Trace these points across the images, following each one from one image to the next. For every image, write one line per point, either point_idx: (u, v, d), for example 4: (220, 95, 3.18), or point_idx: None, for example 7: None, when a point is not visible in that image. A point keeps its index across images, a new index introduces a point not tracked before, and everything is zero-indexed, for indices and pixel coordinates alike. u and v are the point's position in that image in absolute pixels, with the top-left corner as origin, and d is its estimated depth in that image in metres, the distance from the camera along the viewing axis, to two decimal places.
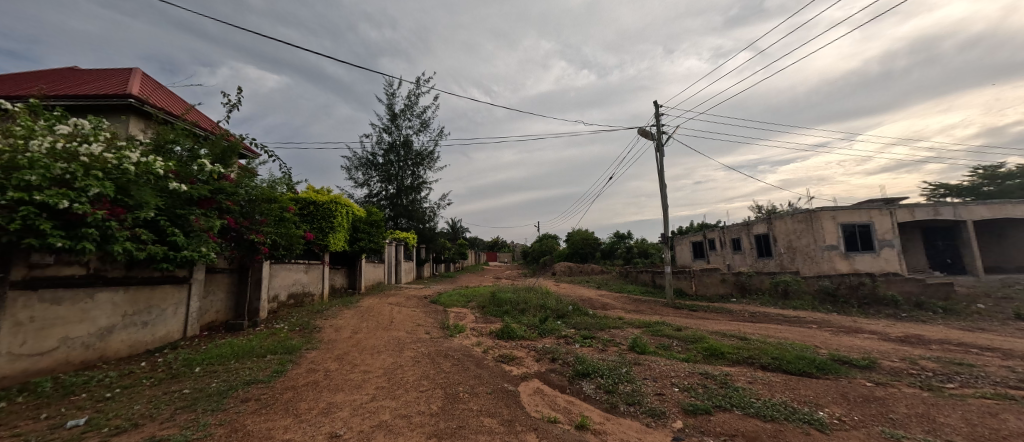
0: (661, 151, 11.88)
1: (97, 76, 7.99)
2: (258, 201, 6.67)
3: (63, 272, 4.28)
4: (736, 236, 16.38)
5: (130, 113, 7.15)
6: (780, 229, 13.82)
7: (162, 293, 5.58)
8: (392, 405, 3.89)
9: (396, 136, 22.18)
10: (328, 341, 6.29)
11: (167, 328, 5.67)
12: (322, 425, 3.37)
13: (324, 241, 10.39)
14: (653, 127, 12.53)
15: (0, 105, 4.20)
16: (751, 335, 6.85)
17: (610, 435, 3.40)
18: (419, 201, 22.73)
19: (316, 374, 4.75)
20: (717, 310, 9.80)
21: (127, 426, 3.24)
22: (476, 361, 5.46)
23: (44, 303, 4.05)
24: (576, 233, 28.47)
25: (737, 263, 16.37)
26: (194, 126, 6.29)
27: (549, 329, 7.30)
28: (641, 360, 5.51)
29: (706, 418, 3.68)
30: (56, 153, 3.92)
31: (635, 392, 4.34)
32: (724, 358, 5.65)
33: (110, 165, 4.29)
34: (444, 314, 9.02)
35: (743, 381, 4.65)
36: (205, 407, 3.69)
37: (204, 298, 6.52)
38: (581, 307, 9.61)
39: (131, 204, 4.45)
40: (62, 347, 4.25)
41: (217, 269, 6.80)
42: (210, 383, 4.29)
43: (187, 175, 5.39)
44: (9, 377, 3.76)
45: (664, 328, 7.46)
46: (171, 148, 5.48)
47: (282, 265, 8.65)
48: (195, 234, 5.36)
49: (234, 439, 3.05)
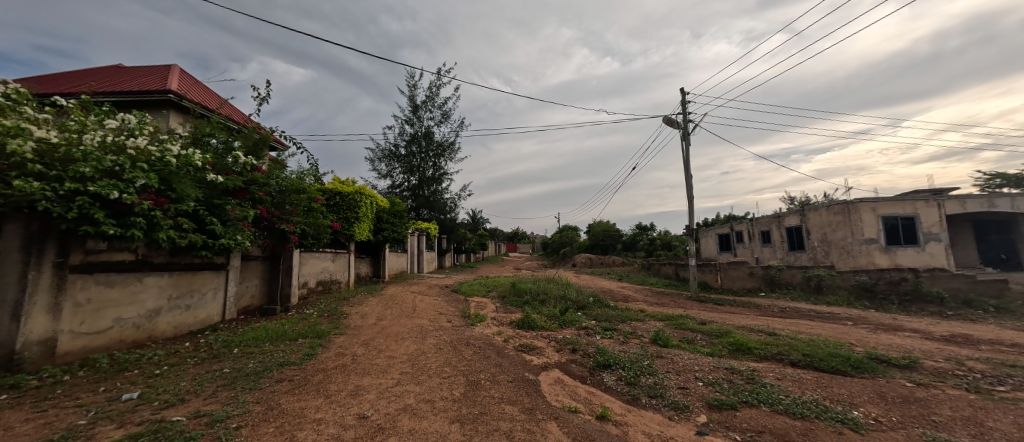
0: (686, 140, 11.48)
1: (138, 73, 8.43)
2: (288, 192, 6.94)
3: (115, 257, 4.59)
4: (766, 228, 15.73)
5: (170, 108, 7.53)
6: (814, 222, 13.18)
7: (202, 278, 5.92)
8: (416, 390, 4.01)
9: (417, 128, 22.41)
10: (355, 327, 6.53)
11: (207, 312, 6.02)
12: (352, 407, 3.51)
13: (350, 231, 10.71)
14: (678, 115, 12.11)
15: (56, 102, 4.48)
16: (781, 331, 6.61)
17: (631, 426, 3.39)
18: (440, 192, 22.99)
19: (344, 358, 4.95)
20: (744, 304, 9.51)
21: (175, 401, 3.49)
22: (496, 350, 5.53)
23: (99, 286, 4.37)
24: (598, 224, 28.05)
25: (767, 256, 15.74)
26: (227, 119, 6.54)
27: (569, 320, 7.28)
28: (664, 354, 5.43)
29: (732, 413, 3.60)
30: (106, 146, 4.18)
31: (657, 385, 4.28)
32: (751, 354, 5.47)
33: (154, 157, 4.53)
34: (465, 303, 9.17)
35: (771, 377, 4.51)
36: (244, 385, 3.91)
37: (240, 284, 6.87)
38: (602, 299, 9.55)
39: (173, 195, 4.73)
40: (116, 327, 4.59)
41: (251, 256, 7.12)
42: (247, 364, 4.54)
43: (222, 167, 5.63)
44: (70, 353, 4.11)
45: (688, 322, 7.30)
46: (208, 140, 5.75)
47: (311, 254, 8.97)
48: (231, 224, 5.65)
49: (271, 417, 3.23)
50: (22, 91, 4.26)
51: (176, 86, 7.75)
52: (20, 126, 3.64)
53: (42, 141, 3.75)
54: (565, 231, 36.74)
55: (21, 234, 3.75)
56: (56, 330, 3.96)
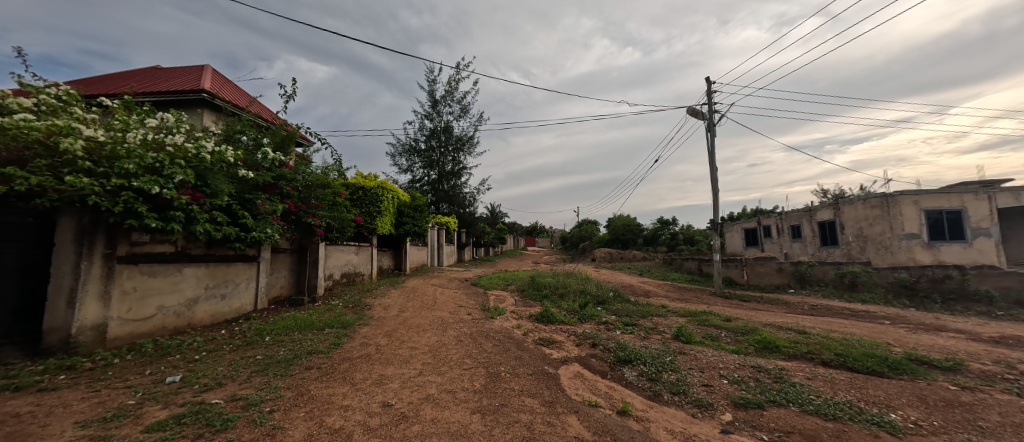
0: (712, 131, 11.08)
1: (174, 74, 8.83)
2: (314, 187, 7.15)
3: (157, 249, 4.87)
4: (797, 222, 15.07)
5: (203, 107, 7.87)
6: (848, 216, 12.56)
7: (235, 269, 6.20)
8: (438, 380, 4.09)
9: (437, 123, 22.59)
10: (378, 318, 6.71)
11: (240, 301, 6.32)
12: (376, 395, 3.61)
13: (372, 225, 10.95)
14: (704, 105, 11.69)
15: (101, 102, 4.74)
16: (812, 329, 6.36)
17: (653, 422, 3.34)
18: (459, 186, 23.19)
19: (368, 348, 5.09)
20: (772, 301, 9.19)
21: (213, 384, 3.69)
22: (516, 343, 5.56)
23: (143, 276, 4.65)
24: (617, 219, 27.64)
25: (797, 252, 15.10)
26: (256, 117, 6.78)
27: (589, 314, 7.23)
28: (687, 350, 5.32)
29: (759, 413, 3.50)
30: (147, 143, 4.41)
31: (680, 382, 4.21)
32: (779, 352, 5.28)
33: (190, 154, 4.75)
34: (484, 296, 9.27)
35: (801, 377, 4.35)
36: (275, 372, 4.09)
37: (270, 275, 7.17)
38: (622, 294, 9.44)
39: (208, 190, 4.96)
40: (159, 314, 4.88)
41: (280, 249, 7.41)
42: (278, 351, 4.75)
43: (253, 163, 5.86)
44: (119, 338, 4.40)
45: (712, 318, 7.12)
46: (239, 137, 5.98)
47: (335, 246, 9.24)
48: (262, 217, 5.89)
49: (301, 402, 3.37)
50: (72, 93, 4.53)
51: (209, 85, 8.08)
52: (71, 126, 3.88)
53: (91, 139, 4.00)
54: (584, 225, 36.35)
55: (75, 226, 4.02)
56: (107, 316, 4.24)
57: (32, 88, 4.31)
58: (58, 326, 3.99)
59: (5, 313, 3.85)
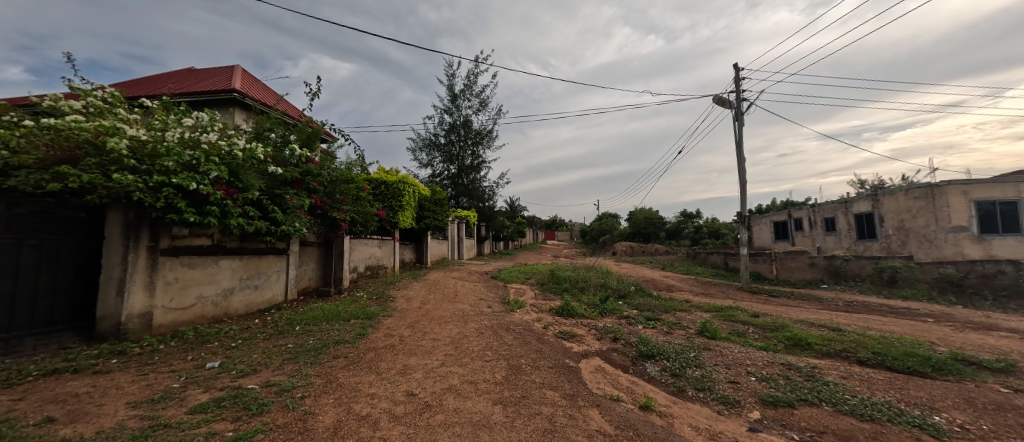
0: (739, 120, 10.66)
1: (208, 75, 9.22)
2: (338, 182, 7.34)
3: (196, 242, 5.13)
4: (831, 215, 14.35)
5: (235, 106, 8.19)
6: (888, 208, 11.86)
7: (267, 261, 6.47)
8: (460, 371, 4.15)
9: (456, 117, 22.73)
10: (401, 309, 6.88)
11: (272, 292, 6.60)
12: (401, 384, 3.71)
13: (395, 219, 11.16)
14: (731, 93, 11.24)
15: (143, 103, 5.00)
16: (847, 327, 6.06)
17: (676, 418, 3.29)
18: (478, 180, 23.34)
19: (392, 339, 5.22)
20: (803, 297, 8.82)
21: (249, 370, 3.89)
22: (536, 337, 5.56)
23: (183, 267, 4.93)
24: (638, 212, 27.08)
25: (830, 246, 14.39)
26: (284, 115, 6.99)
27: (610, 308, 7.15)
28: (712, 346, 5.18)
29: (789, 411, 3.38)
30: (185, 142, 4.63)
31: (704, 378, 4.11)
32: (810, 350, 5.07)
33: (224, 151, 4.97)
34: (504, 289, 9.34)
35: (834, 376, 4.16)
36: (305, 360, 4.26)
37: (299, 267, 7.45)
38: (644, 288, 9.31)
39: (241, 186, 5.19)
40: (198, 304, 5.17)
41: (308, 242, 7.67)
42: (308, 340, 4.94)
43: (281, 159, 6.06)
44: (164, 326, 4.69)
45: (739, 314, 6.90)
46: (268, 134, 6.21)
47: (359, 240, 9.47)
48: (291, 211, 6.11)
49: (330, 389, 3.50)
50: (116, 95, 4.80)
51: (239, 85, 8.40)
52: (116, 126, 4.11)
53: (134, 139, 4.23)
54: (604, 219, 35.78)
55: (122, 221, 4.29)
56: (152, 305, 4.53)
57: (81, 92, 4.59)
58: (109, 314, 4.28)
59: (64, 300, 4.16)
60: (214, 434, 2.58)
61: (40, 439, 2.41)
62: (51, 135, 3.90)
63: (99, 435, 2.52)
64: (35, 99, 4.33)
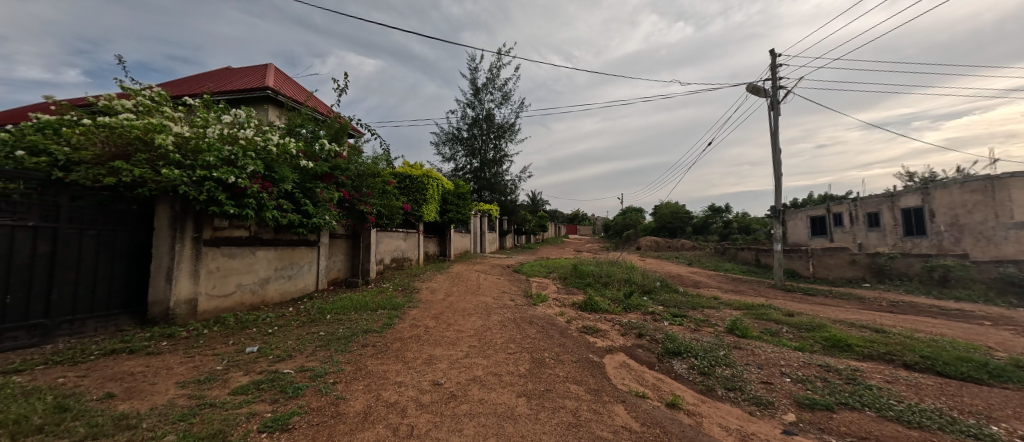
0: (775, 109, 10.13)
1: (243, 73, 9.62)
2: (365, 176, 7.53)
3: (235, 233, 5.40)
4: (875, 210, 13.48)
5: (268, 103, 8.52)
6: (941, 202, 11.10)
7: (299, 252, 6.72)
8: (484, 363, 4.20)
9: (479, 111, 22.83)
10: (426, 301, 7.02)
11: (304, 282, 6.87)
12: (427, 374, 3.79)
13: (419, 212, 11.37)
14: (766, 82, 10.69)
15: (185, 101, 5.27)
16: (891, 328, 5.70)
17: (705, 418, 3.20)
18: (501, 174, 23.39)
19: (418, 329, 5.34)
20: (842, 296, 8.37)
21: (285, 356, 4.08)
22: (559, 331, 5.55)
23: (224, 257, 5.20)
24: (664, 206, 26.37)
25: (873, 243, 13.53)
26: (314, 111, 7.20)
27: (635, 304, 7.04)
28: (743, 345, 5.00)
29: (828, 415, 3.22)
30: (224, 137, 4.87)
31: (735, 378, 3.97)
32: (851, 352, 4.80)
33: (259, 146, 5.20)
34: (527, 283, 9.36)
35: (878, 380, 3.93)
36: (336, 347, 4.43)
37: (329, 259, 7.71)
38: (670, 283, 9.09)
39: (275, 179, 5.41)
40: (237, 292, 5.45)
41: (337, 234, 7.92)
42: (338, 329, 5.12)
43: (311, 154, 6.27)
44: (207, 312, 4.99)
45: (771, 312, 6.62)
46: (299, 130, 6.44)
47: (385, 233, 9.71)
48: (321, 205, 6.33)
49: (360, 376, 3.62)
50: (162, 94, 5.09)
51: (272, 83, 8.72)
52: (162, 123, 4.35)
53: (179, 135, 4.48)
54: (628, 213, 35.06)
55: (169, 213, 4.55)
56: (196, 292, 4.82)
57: (131, 91, 4.89)
58: (160, 300, 4.59)
59: (120, 286, 4.49)
60: (254, 414, 2.72)
61: (103, 413, 2.62)
62: (106, 132, 4.17)
63: (153, 411, 2.71)
64: (92, 99, 4.65)
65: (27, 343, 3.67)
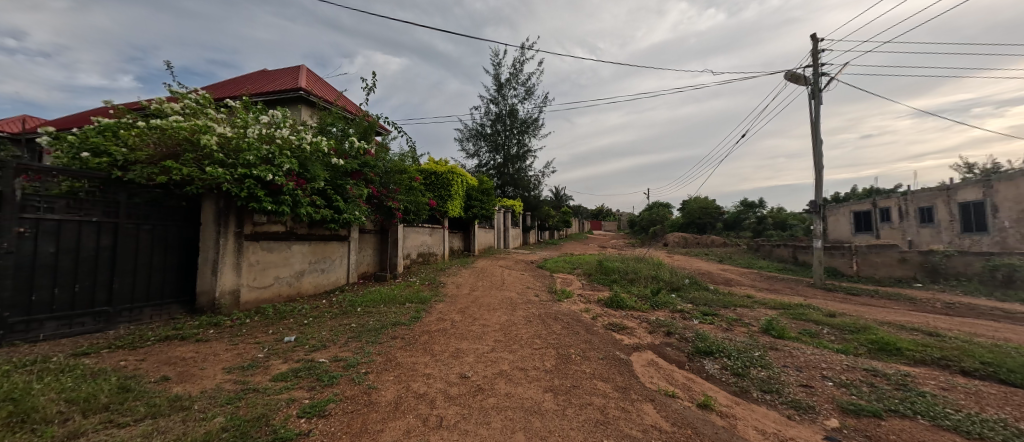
0: (817, 98, 9.55)
1: (279, 75, 10.03)
2: (392, 173, 7.71)
3: (273, 229, 5.67)
4: (927, 204, 12.53)
5: (301, 103, 8.85)
6: (1006, 196, 10.22)
7: (331, 247, 6.98)
8: (510, 357, 4.23)
9: (503, 106, 22.85)
10: (452, 295, 7.14)
11: (336, 275, 7.13)
12: (454, 367, 3.85)
13: (444, 208, 11.53)
14: (806, 69, 10.09)
15: (225, 104, 5.54)
16: (947, 331, 5.30)
17: (739, 420, 3.09)
18: (524, 170, 23.39)
19: (444, 323, 5.43)
20: (889, 296, 7.86)
21: (320, 345, 4.26)
22: (585, 327, 5.51)
23: (263, 251, 5.48)
24: (693, 201, 25.54)
25: (925, 240, 12.58)
26: (344, 110, 7.41)
27: (663, 301, 6.87)
28: (780, 346, 4.77)
29: (875, 422, 3.03)
30: (263, 137, 5.11)
31: (771, 380, 3.81)
32: (900, 356, 4.50)
33: (294, 145, 5.43)
34: (551, 279, 9.34)
35: (932, 386, 3.66)
36: (367, 339, 4.58)
37: (359, 253, 7.97)
38: (700, 281, 8.81)
39: (309, 176, 5.63)
40: (276, 284, 5.74)
41: (366, 230, 8.16)
42: (368, 321, 5.28)
43: (342, 152, 6.49)
44: (249, 302, 5.28)
45: (811, 313, 6.29)
46: (330, 129, 6.65)
47: (412, 228, 9.93)
48: (351, 201, 6.52)
49: (390, 367, 3.72)
50: (206, 97, 5.39)
51: (304, 83, 9.04)
52: (207, 125, 4.62)
53: (222, 136, 4.73)
54: (654, 208, 34.18)
55: (214, 209, 4.83)
56: (239, 284, 5.10)
57: (179, 95, 5.20)
58: (207, 290, 4.90)
59: (172, 276, 4.81)
60: (294, 400, 2.86)
61: (159, 394, 2.83)
62: (158, 134, 4.46)
63: (203, 394, 2.89)
64: (145, 103, 4.98)
65: (93, 328, 4.01)
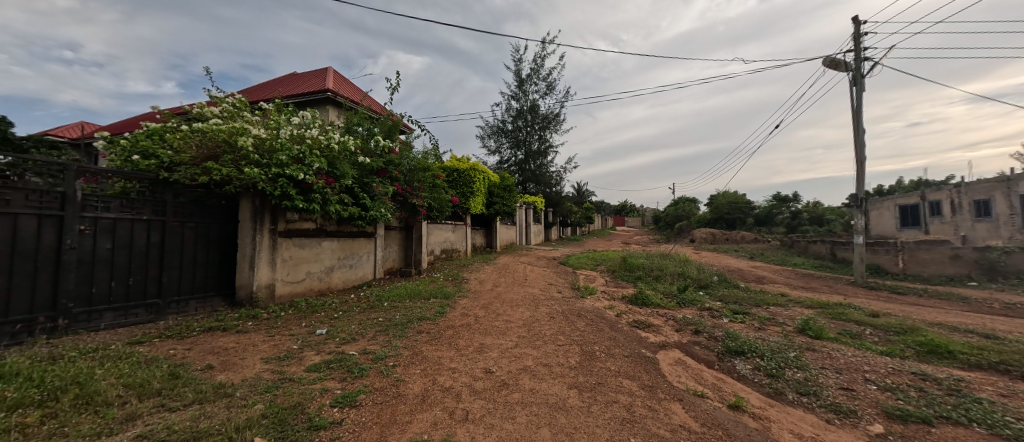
0: (859, 85, 8.97)
1: (307, 78, 10.36)
2: (416, 171, 7.85)
3: (304, 226, 5.89)
4: (984, 197, 11.60)
5: (328, 104, 9.14)
6: None
7: (359, 243, 7.19)
8: (534, 353, 4.23)
9: (523, 102, 22.80)
10: (475, 291, 7.21)
11: (364, 270, 7.35)
12: (478, 361, 3.90)
13: (466, 205, 11.63)
14: (847, 54, 9.49)
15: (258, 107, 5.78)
16: (1007, 334, 4.89)
17: (774, 422, 2.97)
18: (545, 166, 23.26)
19: (468, 318, 5.49)
20: (940, 295, 7.33)
21: (349, 339, 4.41)
22: (609, 324, 5.43)
23: (296, 247, 5.72)
24: (721, 196, 24.65)
25: (981, 235, 11.64)
26: (369, 110, 7.59)
27: (690, 299, 6.68)
28: (817, 346, 4.56)
29: (925, 429, 2.84)
30: (294, 137, 5.31)
31: (808, 382, 3.64)
32: (952, 359, 4.19)
33: (323, 145, 5.60)
34: (574, 275, 9.28)
35: (990, 393, 3.39)
36: (394, 333, 4.70)
37: (385, 249, 8.17)
38: (730, 278, 8.51)
39: (338, 174, 5.81)
40: (307, 278, 5.97)
41: (392, 226, 8.35)
42: (394, 316, 5.41)
43: (368, 151, 6.65)
44: (283, 296, 5.53)
45: (851, 312, 5.95)
46: (356, 128, 6.82)
47: (435, 225, 10.08)
48: (378, 198, 6.69)
49: (416, 361, 3.80)
50: (242, 100, 5.65)
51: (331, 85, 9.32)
52: (244, 127, 4.84)
53: (257, 137, 4.95)
54: (680, 204, 33.26)
55: (250, 207, 5.07)
56: (274, 278, 5.35)
57: (217, 99, 5.47)
58: (245, 284, 5.16)
59: (214, 271, 5.09)
60: (327, 390, 2.97)
61: (205, 381, 3.01)
62: (200, 137, 4.72)
63: (245, 382, 3.06)
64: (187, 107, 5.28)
65: (146, 318, 4.31)
